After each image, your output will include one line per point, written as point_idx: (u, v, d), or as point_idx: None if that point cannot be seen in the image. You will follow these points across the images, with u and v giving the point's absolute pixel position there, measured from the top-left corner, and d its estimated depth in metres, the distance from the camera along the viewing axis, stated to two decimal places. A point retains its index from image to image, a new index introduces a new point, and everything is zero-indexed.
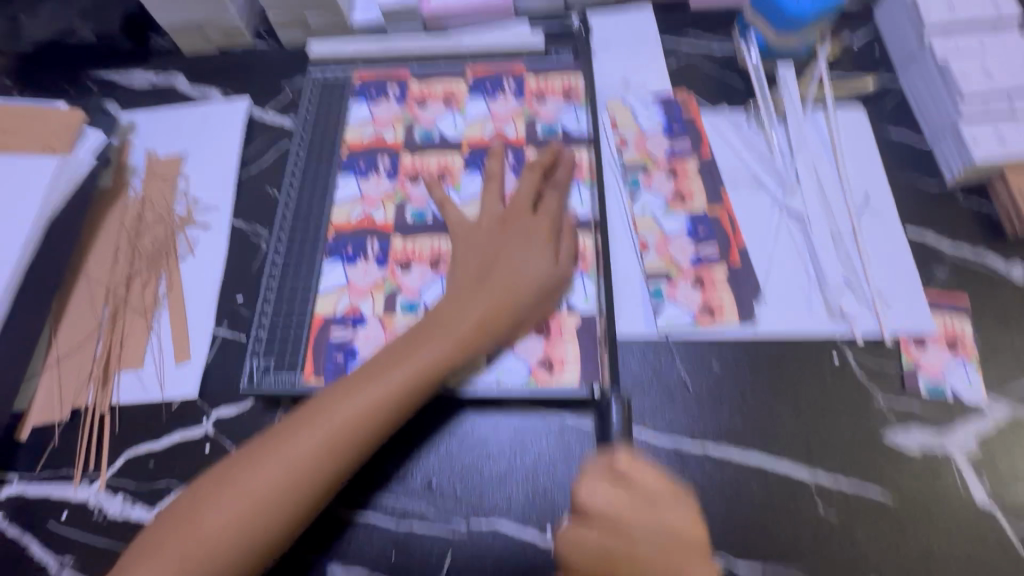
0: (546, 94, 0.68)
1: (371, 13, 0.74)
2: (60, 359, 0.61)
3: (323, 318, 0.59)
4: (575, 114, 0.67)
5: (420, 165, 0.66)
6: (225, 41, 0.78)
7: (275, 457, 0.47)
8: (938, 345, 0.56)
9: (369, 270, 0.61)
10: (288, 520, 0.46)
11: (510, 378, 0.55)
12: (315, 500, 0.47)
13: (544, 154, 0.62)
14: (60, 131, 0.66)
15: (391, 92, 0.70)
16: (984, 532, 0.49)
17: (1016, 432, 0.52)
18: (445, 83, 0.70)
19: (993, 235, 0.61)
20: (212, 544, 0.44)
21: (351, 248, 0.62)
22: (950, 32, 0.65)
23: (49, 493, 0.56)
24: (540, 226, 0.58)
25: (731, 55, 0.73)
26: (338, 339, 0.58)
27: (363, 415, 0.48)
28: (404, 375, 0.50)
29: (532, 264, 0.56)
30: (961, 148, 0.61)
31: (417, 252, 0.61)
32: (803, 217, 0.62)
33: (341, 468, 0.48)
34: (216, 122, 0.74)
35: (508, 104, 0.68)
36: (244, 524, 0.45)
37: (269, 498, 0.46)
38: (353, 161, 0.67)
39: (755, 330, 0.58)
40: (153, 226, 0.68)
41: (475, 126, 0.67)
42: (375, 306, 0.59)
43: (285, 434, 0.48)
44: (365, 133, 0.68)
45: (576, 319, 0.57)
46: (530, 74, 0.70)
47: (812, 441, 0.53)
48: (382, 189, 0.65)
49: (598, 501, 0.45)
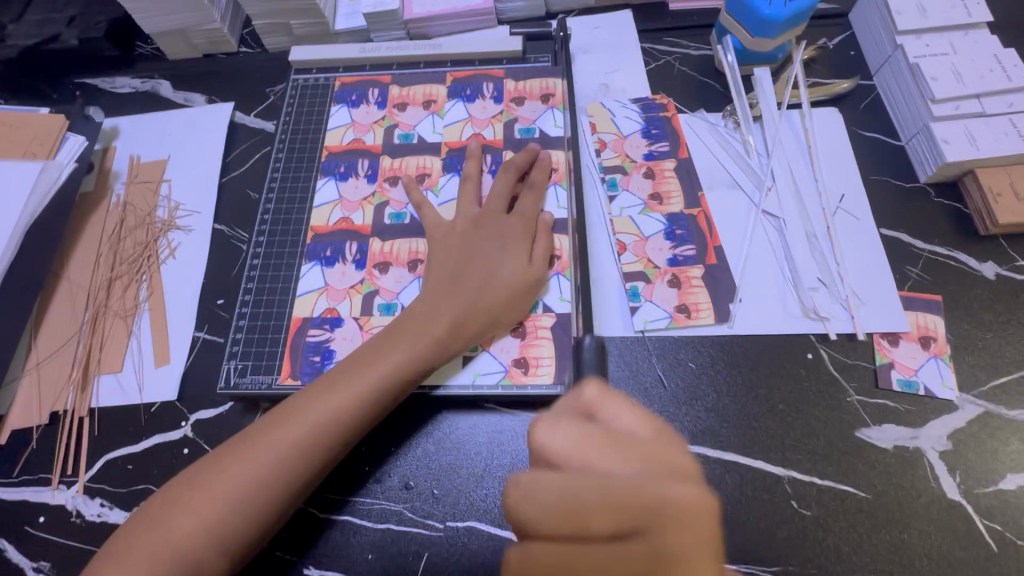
0: (524, 97, 0.69)
1: (354, 19, 0.75)
2: (39, 363, 0.61)
3: (301, 320, 0.60)
4: (552, 116, 0.68)
5: (399, 168, 0.66)
6: (208, 47, 0.79)
7: (247, 458, 0.47)
8: (910, 343, 0.56)
9: (347, 272, 0.61)
10: (260, 521, 0.46)
11: (486, 377, 0.56)
12: (288, 499, 0.47)
13: (520, 157, 0.63)
14: (42, 136, 0.66)
15: (371, 96, 0.71)
16: (957, 527, 0.49)
17: (988, 428, 0.53)
18: (425, 86, 0.71)
19: (966, 234, 0.62)
20: (182, 544, 0.44)
21: (330, 250, 0.62)
22: (921, 35, 0.66)
23: (27, 497, 0.56)
24: (514, 226, 0.59)
25: (709, 58, 0.74)
26: (315, 341, 0.58)
27: (335, 414, 0.49)
28: (378, 374, 0.50)
29: (507, 264, 0.56)
30: (933, 148, 0.62)
31: (395, 254, 0.61)
32: (779, 216, 0.63)
33: (314, 467, 0.48)
34: (200, 126, 0.75)
35: (487, 107, 0.69)
36: (214, 524, 0.45)
37: (240, 499, 0.45)
38: (333, 165, 0.67)
39: (730, 329, 0.58)
40: (135, 230, 0.68)
41: (454, 129, 0.68)
42: (352, 308, 0.59)
43: (258, 435, 0.48)
44: (346, 136, 0.69)
45: (552, 319, 0.57)
46: (509, 78, 0.71)
47: (787, 438, 0.53)
48: (362, 192, 0.65)
49: (562, 443, 0.36)
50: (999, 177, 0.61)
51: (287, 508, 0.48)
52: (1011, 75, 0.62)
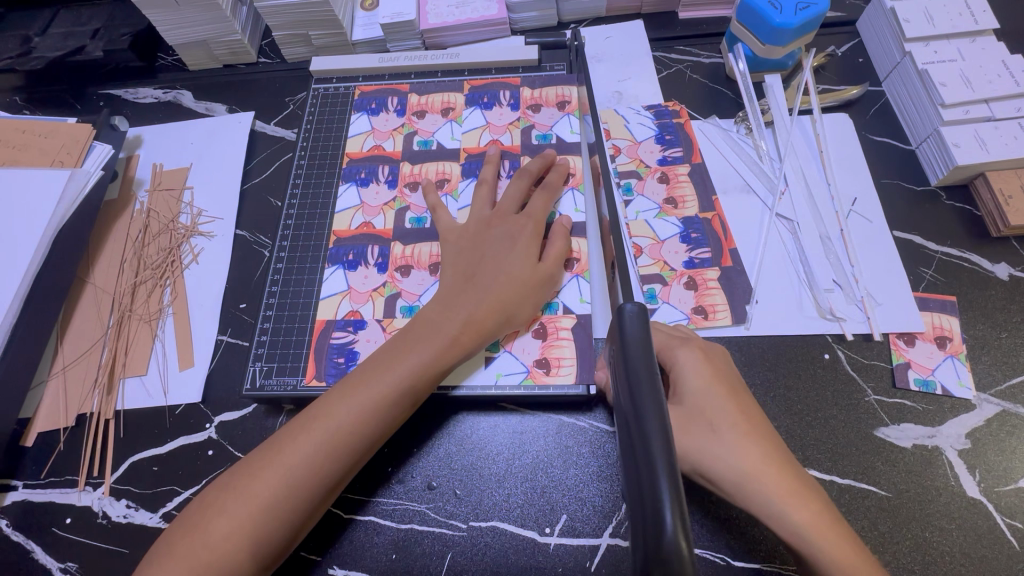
0: (541, 105, 0.71)
1: (371, 29, 0.78)
2: (66, 366, 0.62)
3: (325, 322, 0.60)
4: (569, 123, 0.69)
5: (419, 173, 0.67)
6: (229, 58, 0.81)
7: (275, 461, 0.47)
8: (926, 342, 0.57)
9: (369, 275, 0.62)
10: (290, 523, 0.46)
11: (508, 377, 0.56)
12: (315, 502, 0.47)
13: (535, 162, 0.64)
14: (70, 145, 0.68)
15: (392, 104, 0.72)
16: (978, 525, 0.49)
17: (1006, 427, 0.53)
18: (443, 95, 0.72)
19: (979, 236, 0.62)
20: (216, 549, 0.44)
21: (352, 254, 0.64)
22: (929, 41, 0.67)
23: (54, 498, 0.57)
24: (524, 227, 0.59)
25: (720, 66, 0.76)
26: (339, 343, 0.59)
27: (358, 415, 0.49)
28: (398, 375, 0.51)
29: (523, 264, 0.57)
30: (943, 152, 0.63)
31: (415, 258, 0.62)
32: (792, 219, 0.64)
33: (341, 468, 0.48)
34: (221, 135, 0.76)
35: (504, 114, 0.70)
36: (246, 527, 0.45)
37: (271, 501, 0.46)
38: (354, 171, 0.69)
39: (747, 329, 0.59)
40: (158, 236, 0.70)
41: (472, 135, 0.70)
42: (375, 310, 0.60)
43: (285, 440, 0.48)
44: (366, 143, 0.70)
45: (571, 321, 0.58)
46: (525, 86, 0.72)
47: (806, 437, 0.54)
48: (383, 198, 0.67)
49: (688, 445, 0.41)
50: (1010, 180, 0.62)
51: (315, 510, 0.48)
52: (1018, 81, 0.64)
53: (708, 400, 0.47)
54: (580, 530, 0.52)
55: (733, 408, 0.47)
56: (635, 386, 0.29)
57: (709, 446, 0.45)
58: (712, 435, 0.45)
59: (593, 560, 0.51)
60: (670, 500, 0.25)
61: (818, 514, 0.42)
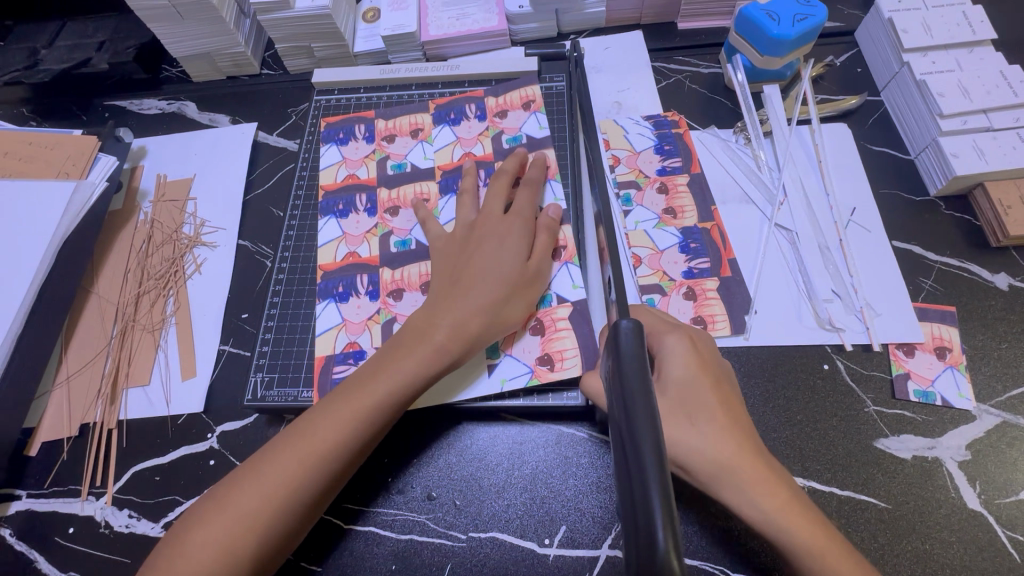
0: (506, 110, 0.72)
1: (373, 41, 0.78)
2: (70, 376, 0.63)
3: (324, 358, 0.60)
4: (536, 120, 0.70)
5: (397, 198, 0.68)
6: (233, 70, 0.82)
7: (268, 470, 0.47)
8: (926, 353, 0.57)
9: (362, 305, 0.62)
10: (281, 532, 0.46)
11: (513, 381, 0.56)
12: (308, 509, 0.47)
13: (510, 163, 0.65)
14: (76, 157, 0.69)
15: (359, 132, 0.73)
16: (979, 537, 0.49)
17: (1006, 439, 0.53)
18: (409, 117, 0.73)
19: (979, 246, 0.62)
20: (205, 559, 0.44)
21: (342, 286, 0.63)
22: (927, 52, 0.68)
23: (57, 507, 0.57)
24: (514, 224, 0.59)
25: (719, 76, 0.76)
26: (342, 376, 0.58)
27: (353, 420, 0.49)
28: (393, 379, 0.50)
29: (515, 257, 0.56)
30: (942, 162, 0.63)
31: (406, 280, 0.62)
32: (791, 229, 0.64)
33: (333, 475, 0.48)
34: (225, 146, 0.77)
35: (472, 126, 0.71)
36: (237, 537, 0.45)
37: (263, 511, 0.45)
38: (331, 204, 0.68)
39: (746, 340, 0.59)
40: (161, 246, 0.70)
41: (444, 152, 0.70)
42: (373, 339, 0.60)
43: (278, 447, 0.48)
44: (339, 174, 0.70)
45: (567, 309, 0.59)
46: (488, 96, 0.73)
47: (806, 449, 0.54)
48: (363, 226, 0.67)
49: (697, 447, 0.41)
50: (1008, 190, 0.62)
51: (307, 518, 0.48)
52: (1016, 91, 0.64)
53: (691, 388, 0.47)
54: (579, 541, 0.52)
55: (731, 417, 0.47)
56: (629, 401, 0.30)
57: (690, 428, 0.45)
58: (691, 421, 0.46)
59: (593, 570, 0.51)
60: (662, 519, 0.25)
61: (787, 500, 0.43)
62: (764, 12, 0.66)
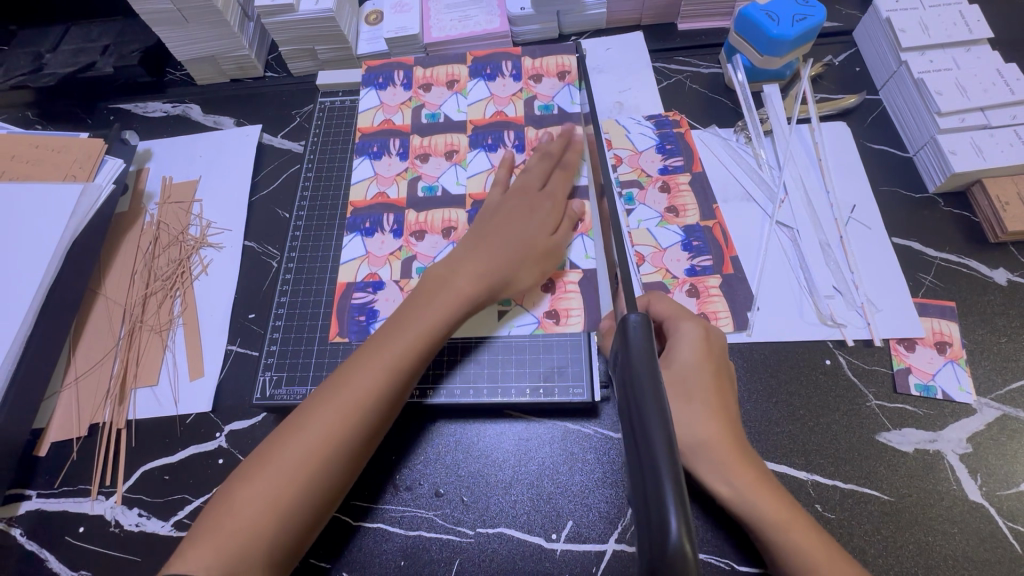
0: (542, 74, 0.74)
1: (376, 43, 0.79)
2: (78, 377, 0.63)
3: (345, 285, 0.64)
4: (569, 93, 0.72)
5: (428, 145, 0.70)
6: (237, 72, 0.82)
7: (302, 429, 0.46)
8: (927, 348, 0.58)
9: (386, 241, 0.65)
10: (322, 489, 0.45)
11: (519, 328, 0.60)
12: (348, 466, 0.46)
13: (556, 142, 0.67)
14: (82, 160, 0.69)
15: (398, 78, 0.75)
16: (981, 529, 0.50)
17: (1007, 431, 0.54)
18: (447, 67, 0.75)
19: (978, 242, 0.63)
20: (247, 521, 0.42)
21: (368, 222, 0.67)
22: (924, 51, 0.69)
23: (67, 508, 0.58)
24: (545, 202, 0.63)
25: (718, 76, 0.77)
26: (360, 302, 0.62)
27: (383, 371, 0.48)
28: (418, 331, 0.51)
29: (535, 229, 0.60)
30: (941, 159, 0.64)
31: (429, 223, 0.66)
32: (792, 227, 0.65)
33: (369, 429, 0.47)
34: (229, 149, 0.78)
35: (507, 85, 0.73)
36: (278, 497, 0.43)
37: (302, 468, 0.44)
38: (367, 145, 0.71)
39: (749, 336, 0.60)
40: (168, 248, 0.71)
41: (477, 108, 0.72)
42: (393, 272, 0.64)
43: (310, 407, 0.47)
44: (376, 117, 0.73)
45: (578, 275, 0.62)
46: (526, 56, 0.75)
47: (809, 443, 0.54)
48: (395, 168, 0.69)
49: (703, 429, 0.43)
50: (1006, 186, 0.63)
51: (347, 475, 0.47)
52: (1014, 89, 0.64)
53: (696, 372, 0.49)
54: (587, 535, 0.52)
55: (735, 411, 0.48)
56: (639, 392, 0.30)
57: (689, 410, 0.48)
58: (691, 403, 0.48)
59: (599, 565, 0.51)
60: (674, 506, 0.26)
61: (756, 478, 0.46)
62: (763, 14, 0.67)
